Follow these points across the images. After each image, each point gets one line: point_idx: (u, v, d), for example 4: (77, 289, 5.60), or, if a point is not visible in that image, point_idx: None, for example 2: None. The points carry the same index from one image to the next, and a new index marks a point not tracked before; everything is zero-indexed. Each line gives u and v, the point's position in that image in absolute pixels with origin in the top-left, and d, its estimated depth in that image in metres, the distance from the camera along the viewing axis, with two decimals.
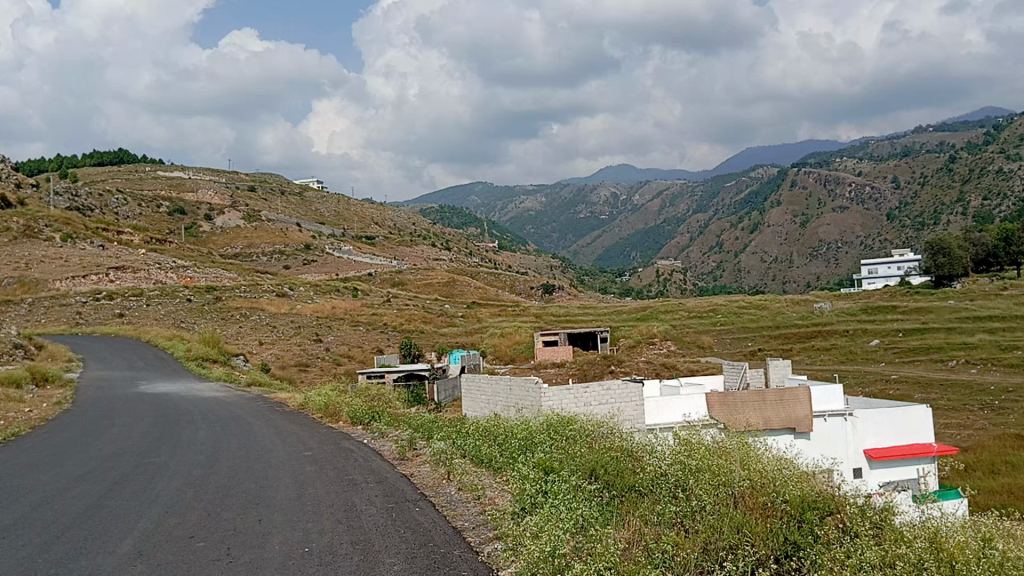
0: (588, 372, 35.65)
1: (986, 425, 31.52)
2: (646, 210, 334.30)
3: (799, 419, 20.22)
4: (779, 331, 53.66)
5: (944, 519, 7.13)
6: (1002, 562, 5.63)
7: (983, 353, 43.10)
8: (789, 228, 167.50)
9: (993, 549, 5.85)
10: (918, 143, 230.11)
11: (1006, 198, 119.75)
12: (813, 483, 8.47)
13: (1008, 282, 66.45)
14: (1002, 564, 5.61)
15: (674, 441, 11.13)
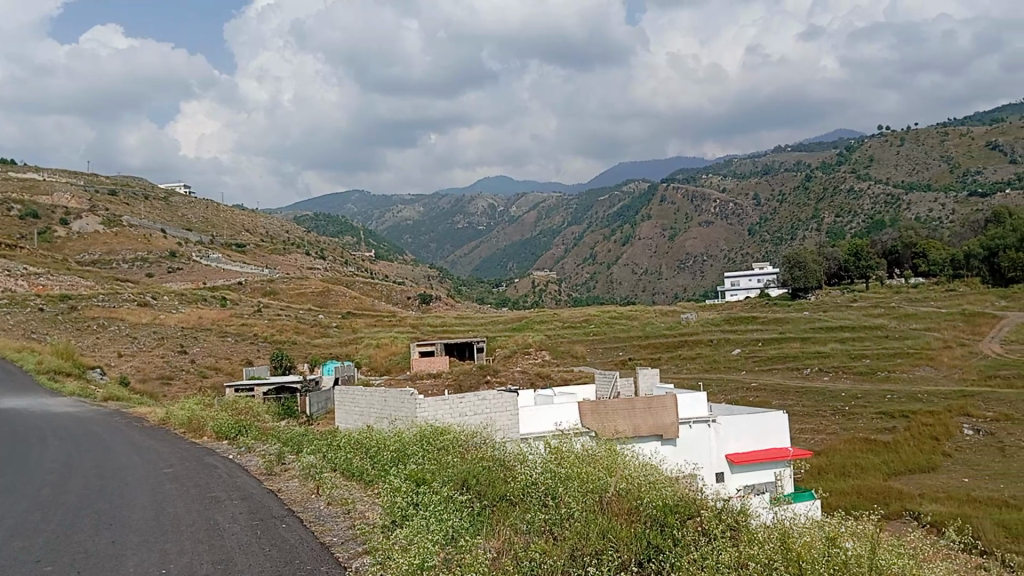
0: (464, 382, 35.69)
1: (838, 429, 33.57)
2: (523, 221, 338.46)
3: (666, 426, 20.74)
4: (649, 341, 55.27)
5: (793, 520, 7.53)
6: (854, 558, 6.02)
7: (836, 361, 45.85)
8: (659, 242, 173.43)
9: (838, 548, 6.20)
10: (778, 161, 243.71)
11: (856, 216, 128.31)
12: (676, 488, 8.80)
13: (858, 295, 71.02)
14: (846, 562, 5.96)
15: (546, 449, 11.31)
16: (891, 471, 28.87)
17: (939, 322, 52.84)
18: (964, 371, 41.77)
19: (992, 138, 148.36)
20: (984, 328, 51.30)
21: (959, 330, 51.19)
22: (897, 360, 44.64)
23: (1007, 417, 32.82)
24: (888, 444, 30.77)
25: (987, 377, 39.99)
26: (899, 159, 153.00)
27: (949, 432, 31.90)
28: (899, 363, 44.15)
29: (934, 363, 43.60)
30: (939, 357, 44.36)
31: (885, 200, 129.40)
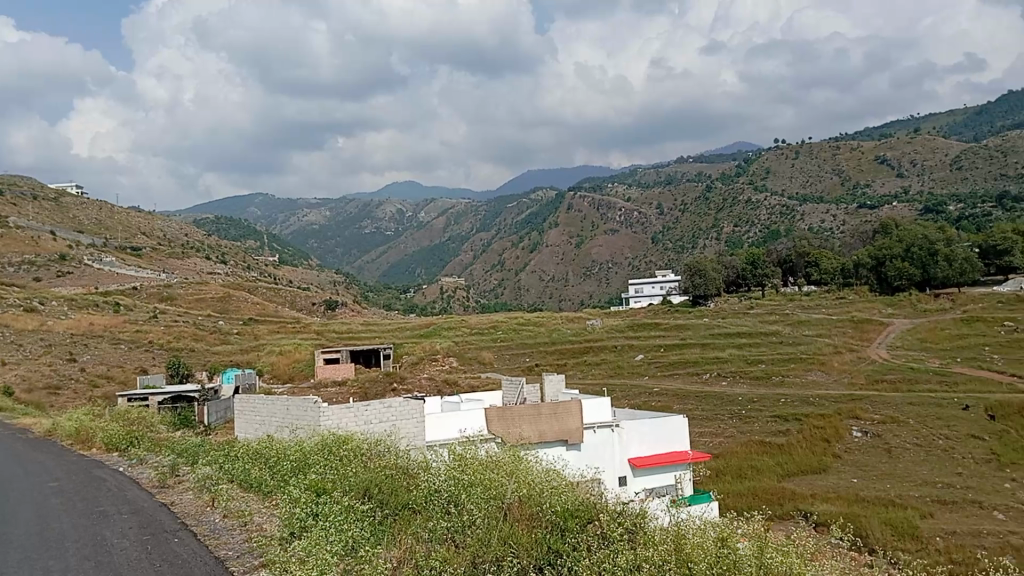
0: (370, 389, 35.27)
1: (736, 433, 34.61)
2: (431, 227, 337.49)
3: (571, 431, 21.02)
4: (556, 347, 55.79)
5: (686, 522, 7.78)
6: (748, 553, 6.31)
7: (734, 366, 47.33)
8: (566, 249, 175.59)
9: (728, 547, 6.44)
10: (681, 172, 250.78)
11: (753, 226, 132.99)
12: (578, 493, 8.97)
13: (755, 302, 73.60)
14: (733, 563, 6.18)
15: (450, 457, 11.28)
16: (785, 472, 29.95)
17: (830, 329, 55.17)
18: (852, 376, 43.71)
19: (879, 153, 156.36)
20: (871, 334, 53.86)
21: (848, 336, 53.55)
22: (791, 365, 46.37)
23: (893, 419, 34.44)
24: (782, 447, 31.89)
25: (874, 381, 41.94)
26: (794, 172, 159.48)
27: (840, 434, 33.31)
28: (792, 368, 45.93)
29: (825, 368, 45.48)
30: (830, 363, 46.28)
31: (781, 211, 134.53)
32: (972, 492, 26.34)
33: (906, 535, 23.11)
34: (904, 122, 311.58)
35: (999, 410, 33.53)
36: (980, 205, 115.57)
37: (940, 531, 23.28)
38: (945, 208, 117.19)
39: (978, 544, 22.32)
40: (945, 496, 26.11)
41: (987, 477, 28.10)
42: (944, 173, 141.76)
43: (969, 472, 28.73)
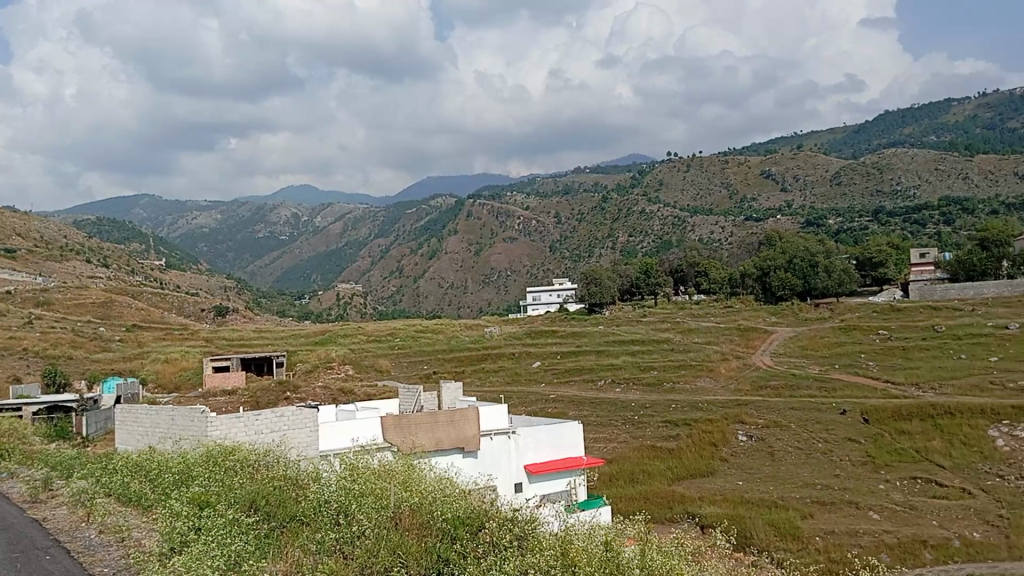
0: (262, 399, 34.29)
1: (628, 438, 35.39)
2: (328, 232, 331.32)
3: (467, 439, 20.98)
4: (454, 354, 55.75)
5: (560, 527, 9.55)
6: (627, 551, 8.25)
7: (627, 373, 48.39)
8: (465, 256, 175.53)
9: (609, 550, 8.23)
10: (578, 182, 254.73)
11: (647, 236, 136.45)
12: (470, 501, 10.51)
13: (647, 310, 75.47)
14: (615, 566, 7.97)
15: (340, 467, 12.05)
16: (675, 476, 30.83)
17: (719, 337, 57.09)
18: (739, 382, 45.32)
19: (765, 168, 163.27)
20: (756, 342, 56.07)
21: (736, 344, 55.51)
22: (682, 372, 47.73)
23: (776, 424, 35.86)
24: (672, 451, 32.72)
25: (758, 387, 43.59)
26: (686, 184, 164.55)
27: (726, 438, 34.48)
28: (683, 374, 47.23)
29: (713, 375, 47.02)
30: (718, 369, 47.87)
31: (673, 222, 138.56)
32: (847, 493, 27.72)
33: (788, 535, 24.12)
34: (788, 139, 326.33)
35: (873, 413, 35.35)
36: (857, 220, 122.17)
37: (819, 530, 24.36)
38: (825, 222, 123.41)
39: (854, 543, 23.49)
40: (824, 497, 27.36)
41: (862, 479, 29.64)
42: (824, 189, 149.29)
43: (845, 474, 30.27)
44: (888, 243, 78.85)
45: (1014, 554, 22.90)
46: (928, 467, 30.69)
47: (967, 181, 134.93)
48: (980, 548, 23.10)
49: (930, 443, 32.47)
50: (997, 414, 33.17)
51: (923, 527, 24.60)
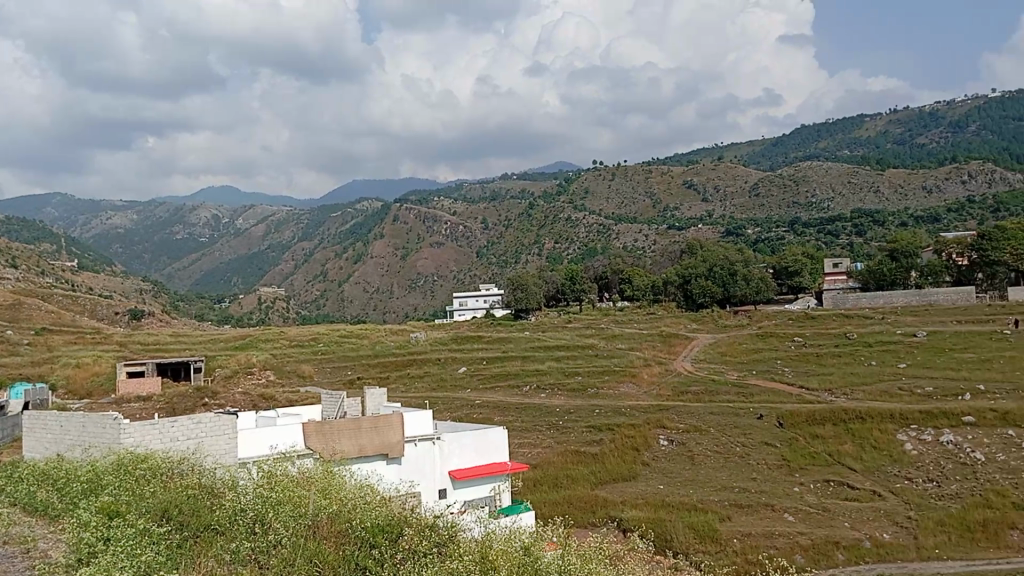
0: (179, 405, 33.32)
1: (553, 444, 35.58)
2: (250, 235, 324.36)
3: (391, 445, 20.74)
4: (378, 360, 55.25)
5: (476, 537, 10.35)
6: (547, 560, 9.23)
7: (552, 378, 48.69)
8: (391, 261, 174.07)
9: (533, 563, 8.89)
10: (505, 188, 255.63)
11: (572, 243, 137.79)
12: (392, 510, 11.22)
13: (572, 316, 76.18)
14: None
15: (259, 475, 12.32)
16: (598, 481, 31.17)
17: (641, 343, 57.95)
18: (660, 388, 45.97)
19: (688, 178, 166.92)
20: (678, 348, 57.15)
21: (657, 350, 56.46)
22: (605, 377, 48.25)
23: (697, 428, 36.58)
24: (595, 456, 33.06)
25: (679, 393, 44.35)
26: (611, 193, 166.79)
27: (648, 443, 35.00)
28: (607, 380, 47.73)
29: (636, 380, 47.67)
30: (640, 375, 48.57)
31: (598, 229, 140.36)
32: (765, 496, 28.47)
33: (708, 538, 24.60)
34: (710, 151, 334.02)
35: (788, 418, 36.46)
36: (774, 230, 125.96)
37: (738, 533, 24.92)
38: (744, 232, 126.88)
39: (771, 545, 24.10)
40: (742, 500, 28.00)
41: (779, 482, 30.45)
42: (743, 200, 153.51)
43: (763, 477, 31.08)
44: (803, 253, 81.49)
45: (922, 554, 23.86)
46: (841, 470, 31.72)
47: (878, 194, 140.47)
48: (891, 549, 23.98)
49: (842, 447, 33.54)
50: (905, 419, 34.61)
51: (837, 529, 25.40)
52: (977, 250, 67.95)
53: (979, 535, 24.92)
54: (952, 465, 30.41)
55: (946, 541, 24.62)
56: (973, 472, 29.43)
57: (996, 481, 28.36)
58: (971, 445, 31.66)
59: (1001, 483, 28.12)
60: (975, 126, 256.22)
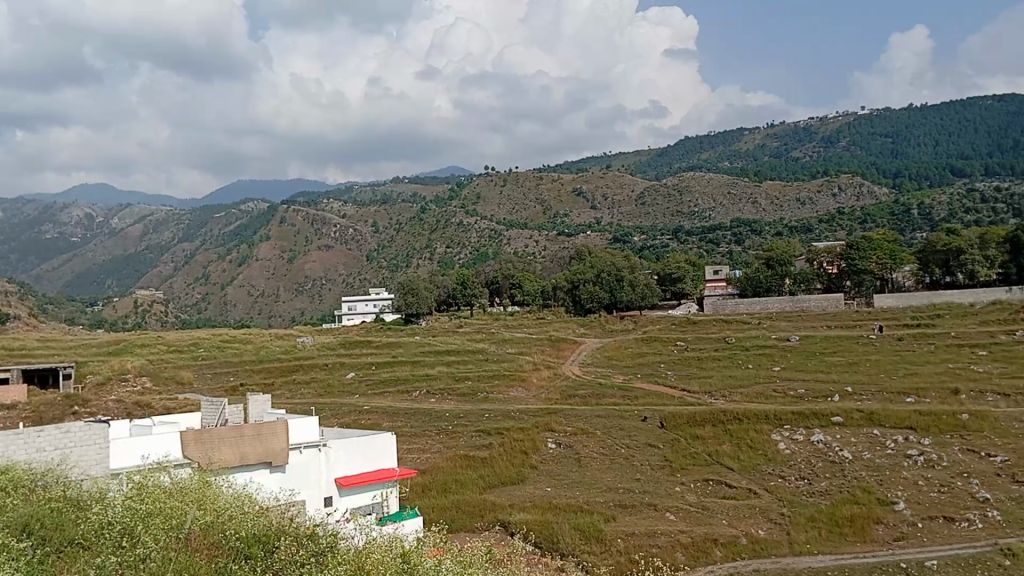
0: (45, 414, 31.49)
1: (442, 448, 35.49)
2: (126, 235, 309.61)
3: (275, 453, 20.24)
4: (263, 365, 53.86)
5: (352, 547, 11.13)
6: (424, 565, 10.37)
7: (442, 383, 48.59)
8: (278, 263, 169.66)
9: None
10: (396, 191, 253.73)
11: (464, 248, 137.97)
12: (272, 521, 11.85)
13: (463, 321, 76.30)
14: None
15: (130, 486, 12.34)
16: (487, 484, 31.30)
17: (530, 347, 58.54)
18: (549, 392, 46.47)
19: (578, 186, 170.18)
20: (566, 352, 58.06)
21: (546, 354, 57.20)
22: (495, 381, 48.50)
23: (583, 431, 37.25)
24: (484, 459, 33.23)
25: (567, 396, 45.02)
26: (502, 198, 167.97)
27: (536, 446, 35.39)
28: (496, 384, 47.96)
29: (526, 384, 48.10)
30: (530, 379, 49.05)
31: (489, 234, 141.17)
32: (649, 496, 29.22)
33: (593, 538, 25.09)
34: (599, 159, 341.17)
35: (671, 419, 37.62)
36: (659, 237, 129.81)
37: (622, 532, 25.48)
38: (631, 239, 130.29)
39: (653, 543, 24.76)
40: (625, 500, 28.66)
41: (662, 482, 31.29)
42: (630, 208, 157.60)
43: (646, 478, 31.87)
44: (686, 260, 84.39)
45: (794, 549, 24.88)
46: (719, 469, 32.86)
47: (756, 205, 146.89)
48: (765, 545, 24.98)
49: (720, 447, 34.79)
50: (779, 420, 36.27)
51: (715, 526, 26.32)
52: (847, 260, 72.13)
53: (846, 529, 26.11)
54: (821, 463, 31.97)
55: (816, 536, 25.81)
56: (842, 470, 31.01)
57: (862, 478, 29.96)
58: (839, 444, 33.38)
59: (866, 480, 29.74)
60: (845, 142, 271.56)
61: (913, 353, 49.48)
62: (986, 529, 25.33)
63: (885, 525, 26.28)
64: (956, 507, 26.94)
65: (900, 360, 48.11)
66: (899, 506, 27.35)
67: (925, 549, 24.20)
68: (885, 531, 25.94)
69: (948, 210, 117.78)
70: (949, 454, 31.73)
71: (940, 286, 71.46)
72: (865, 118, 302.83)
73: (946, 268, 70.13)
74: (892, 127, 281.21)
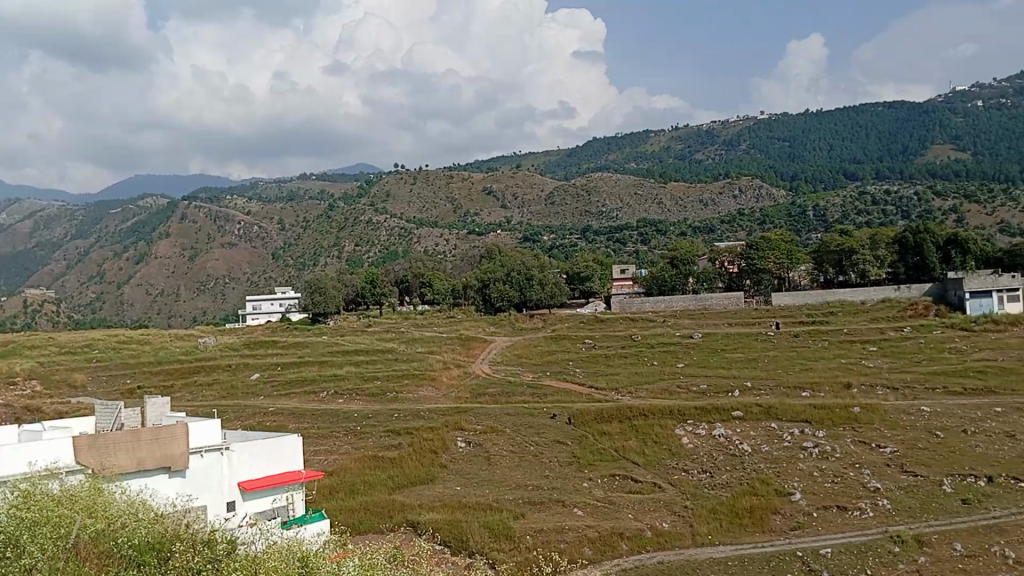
0: None
1: (350, 449, 35.04)
2: (12, 231, 293.81)
3: (174, 457, 19.58)
4: (162, 366, 52.05)
5: (251, 553, 11.07)
6: (325, 567, 10.56)
7: (350, 383, 47.93)
8: (179, 261, 164.18)
9: None
10: (303, 188, 249.01)
11: (373, 246, 136.54)
12: (169, 528, 11.64)
13: (372, 320, 75.58)
14: None
15: (14, 494, 11.88)
16: (396, 485, 31.03)
17: (440, 346, 58.40)
18: (458, 390, 46.48)
19: (488, 185, 170.77)
20: (476, 351, 58.13)
21: (456, 353, 57.12)
22: (405, 381, 48.12)
23: (493, 430, 37.33)
24: (393, 460, 32.99)
25: (477, 395, 45.11)
26: (412, 197, 166.78)
27: (446, 445, 35.30)
28: (406, 384, 47.61)
29: (435, 384, 47.90)
30: (439, 378, 48.85)
31: (399, 233, 140.21)
32: (556, 492, 29.54)
33: (502, 536, 25.22)
34: (508, 159, 343.00)
35: (579, 416, 38.18)
36: (568, 237, 131.50)
37: (530, 530, 25.66)
38: (540, 238, 131.47)
39: (561, 539, 25.03)
40: (534, 497, 28.91)
41: (569, 478, 31.70)
42: (539, 208, 159.16)
43: (554, 474, 32.20)
44: (594, 259, 85.70)
45: (697, 541, 25.56)
46: (625, 464, 33.50)
47: (661, 206, 150.59)
48: (670, 538, 25.61)
49: (626, 442, 35.48)
50: (683, 415, 37.25)
51: (622, 520, 26.82)
52: (746, 259, 74.61)
53: (746, 519, 26.97)
54: (723, 456, 32.97)
55: (718, 527, 26.58)
56: (742, 462, 32.05)
57: (761, 470, 31.04)
58: (739, 438, 34.50)
59: (765, 472, 30.83)
60: (744, 146, 280.75)
61: (809, 349, 51.55)
62: (876, 517, 26.57)
63: (782, 515, 27.29)
64: (848, 497, 28.20)
65: (797, 356, 50.04)
66: (795, 496, 28.45)
67: (820, 537, 25.24)
68: (782, 521, 26.92)
69: (840, 211, 123.34)
70: (841, 446, 33.20)
71: (834, 285, 74.61)
72: (764, 123, 314.01)
73: (839, 268, 73.34)
74: (789, 132, 292.32)
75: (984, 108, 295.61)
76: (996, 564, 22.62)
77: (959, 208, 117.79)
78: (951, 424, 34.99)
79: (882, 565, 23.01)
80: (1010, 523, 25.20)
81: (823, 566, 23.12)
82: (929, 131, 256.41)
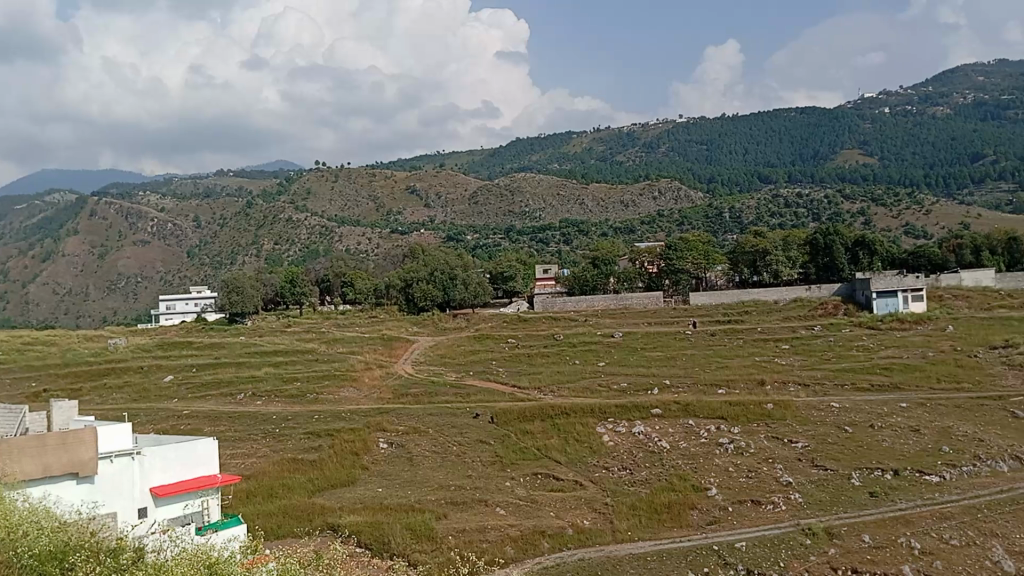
0: None
1: (268, 453, 34.36)
2: None
3: (83, 463, 18.87)
4: (69, 369, 49.99)
5: (156, 558, 11.00)
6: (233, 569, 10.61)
7: (269, 385, 46.94)
8: (87, 259, 157.92)
9: None
10: (219, 185, 242.90)
11: (293, 245, 134.12)
12: (69, 536, 11.48)
13: (292, 320, 74.25)
14: None
15: None
16: (315, 488, 30.54)
17: (362, 346, 57.75)
18: (381, 391, 46.06)
19: (411, 184, 169.82)
20: (398, 351, 57.67)
21: (378, 353, 56.57)
22: (325, 382, 47.35)
23: (415, 430, 37.11)
24: (313, 463, 32.51)
25: (400, 395, 44.77)
26: (334, 194, 164.47)
27: (367, 446, 34.92)
28: (326, 385, 46.89)
29: (357, 384, 47.31)
30: (360, 379, 48.26)
31: (320, 231, 138.15)
32: (478, 492, 29.56)
33: (424, 537, 25.11)
34: (431, 158, 341.83)
35: (501, 415, 38.30)
36: (491, 236, 131.81)
37: (452, 530, 25.62)
38: (464, 238, 131.39)
39: (483, 539, 25.06)
40: (457, 497, 28.89)
41: (492, 478, 31.77)
42: (463, 207, 159.15)
43: (477, 474, 32.20)
44: (517, 259, 86.16)
45: (617, 537, 25.95)
46: (547, 463, 33.75)
47: (583, 206, 152.44)
48: (590, 534, 25.93)
49: (548, 441, 35.75)
50: (603, 413, 37.76)
51: (543, 519, 27.01)
52: (665, 260, 76.00)
53: (664, 515, 27.48)
54: (642, 453, 33.52)
55: (637, 523, 27.01)
56: (660, 459, 32.65)
57: (678, 467, 31.68)
58: (658, 435, 35.14)
59: (683, 468, 31.48)
60: (664, 148, 286.31)
61: (725, 348, 52.88)
62: (788, 511, 27.43)
63: (699, 510, 27.90)
64: (762, 492, 29.03)
65: (713, 354, 51.26)
66: (711, 491, 29.14)
67: (736, 532, 25.91)
68: (700, 516, 27.53)
69: (756, 213, 126.98)
70: (755, 441, 34.15)
71: (749, 285, 76.08)
72: (682, 126, 321.05)
73: (754, 269, 74.88)
74: (707, 135, 299.54)
75: (890, 114, 308.39)
76: (900, 554, 23.62)
77: (867, 210, 122.77)
78: (859, 419, 36.38)
79: (794, 558, 23.77)
80: (913, 514, 26.36)
81: (739, 559, 23.74)
82: (839, 136, 266.21)
